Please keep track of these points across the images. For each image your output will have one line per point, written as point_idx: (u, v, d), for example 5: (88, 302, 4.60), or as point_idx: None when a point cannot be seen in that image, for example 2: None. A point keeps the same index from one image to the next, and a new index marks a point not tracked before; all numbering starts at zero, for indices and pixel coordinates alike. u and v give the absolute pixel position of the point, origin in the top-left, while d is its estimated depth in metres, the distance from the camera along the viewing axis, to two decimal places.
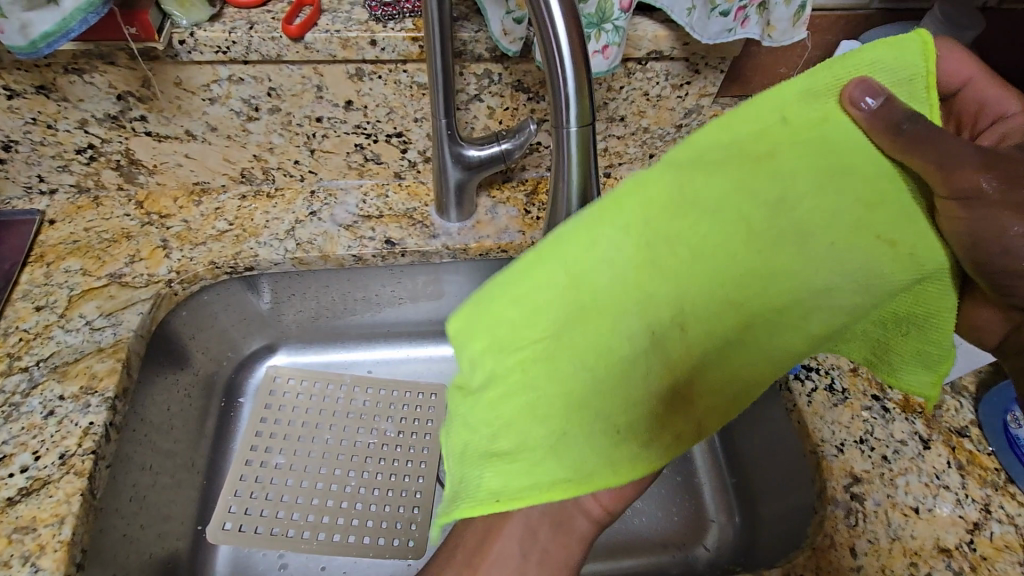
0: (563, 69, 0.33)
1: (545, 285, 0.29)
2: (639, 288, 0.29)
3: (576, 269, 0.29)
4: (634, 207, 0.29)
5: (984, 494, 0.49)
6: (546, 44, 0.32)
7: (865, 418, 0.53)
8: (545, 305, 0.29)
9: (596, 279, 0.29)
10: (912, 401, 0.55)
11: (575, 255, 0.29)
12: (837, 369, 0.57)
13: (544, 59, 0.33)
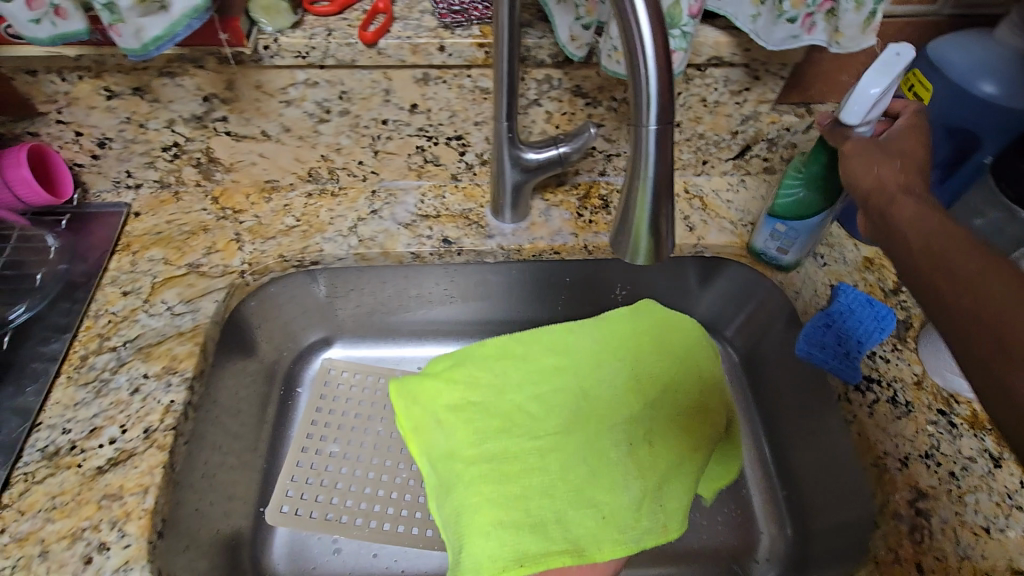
0: (642, 45, 0.33)
1: (499, 380, 0.66)
2: (565, 412, 0.64)
3: (508, 405, 0.64)
4: (553, 389, 0.65)
5: None
6: (625, 23, 0.33)
7: (930, 433, 0.52)
8: (494, 406, 0.64)
9: (528, 406, 0.65)
10: (981, 417, 0.53)
11: (515, 402, 0.65)
12: (900, 381, 0.55)
13: (624, 37, 0.34)
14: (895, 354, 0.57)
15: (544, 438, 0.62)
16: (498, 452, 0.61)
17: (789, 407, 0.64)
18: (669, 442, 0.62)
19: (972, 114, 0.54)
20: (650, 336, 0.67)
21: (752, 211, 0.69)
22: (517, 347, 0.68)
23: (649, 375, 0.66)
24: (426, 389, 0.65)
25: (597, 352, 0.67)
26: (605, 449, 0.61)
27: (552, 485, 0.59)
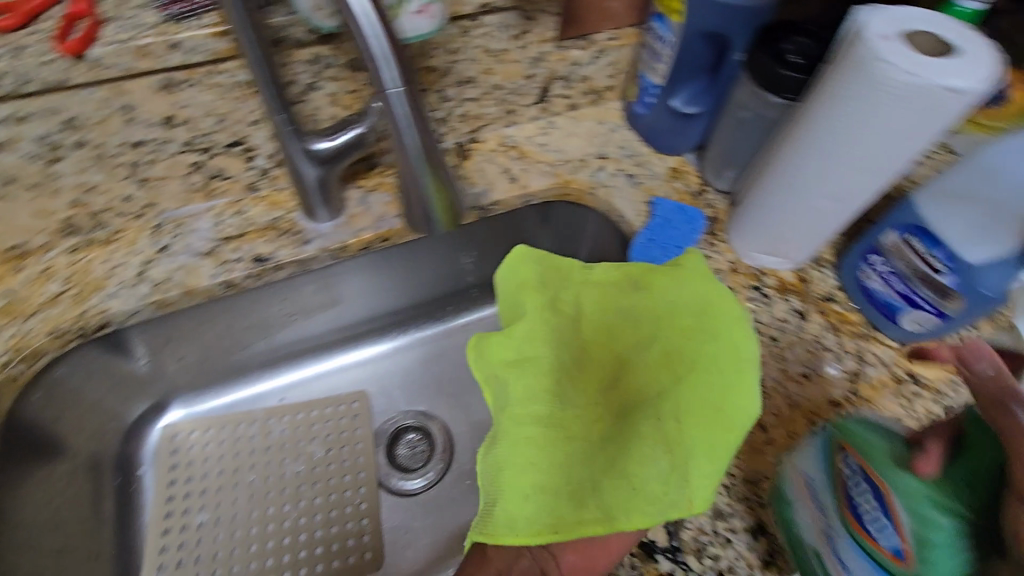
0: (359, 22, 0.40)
1: (536, 341, 0.54)
2: (597, 379, 0.51)
3: (534, 360, 0.53)
4: (581, 354, 0.53)
5: (856, 345, 0.58)
6: None
7: (751, 308, 0.60)
8: (533, 360, 0.53)
9: (553, 364, 0.52)
10: (786, 282, 0.62)
11: (537, 365, 0.52)
12: (719, 272, 0.62)
13: None
14: (712, 248, 0.64)
15: (584, 410, 0.50)
16: (549, 414, 0.49)
17: None
18: (703, 412, 0.44)
19: (718, 18, 0.57)
20: (688, 307, 0.51)
21: (566, 148, 0.71)
22: (569, 303, 0.57)
23: (684, 350, 0.48)
24: (494, 341, 0.54)
25: (638, 324, 0.53)
26: (635, 424, 0.46)
27: (580, 458, 0.46)
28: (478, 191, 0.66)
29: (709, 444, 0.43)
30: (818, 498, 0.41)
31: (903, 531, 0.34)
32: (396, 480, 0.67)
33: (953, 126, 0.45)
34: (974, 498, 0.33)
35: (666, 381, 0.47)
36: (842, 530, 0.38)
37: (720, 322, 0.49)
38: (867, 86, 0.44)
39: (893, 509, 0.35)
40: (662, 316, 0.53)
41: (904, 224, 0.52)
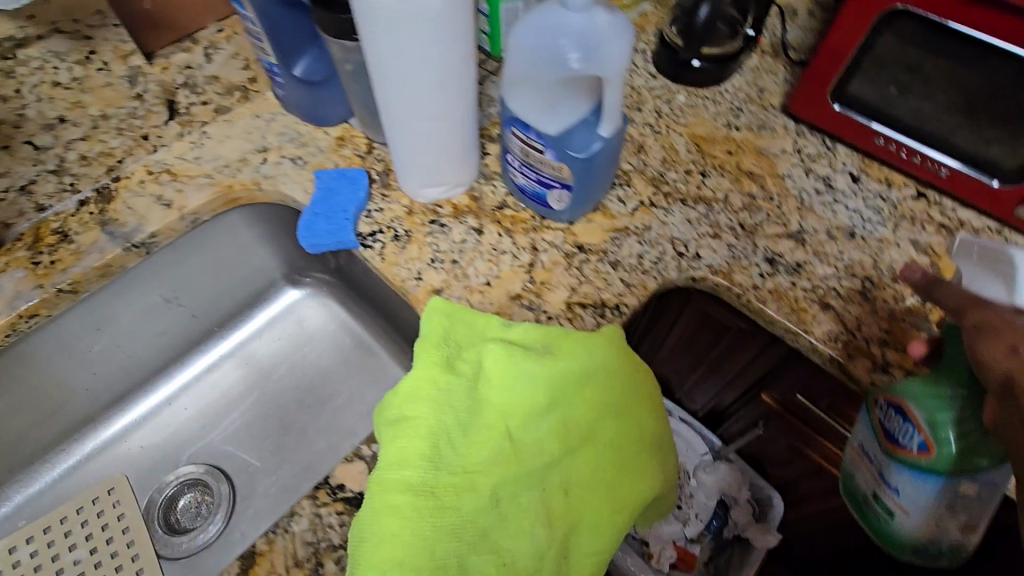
0: None
1: (438, 393, 0.50)
2: (505, 437, 0.48)
3: (436, 413, 0.50)
4: (478, 406, 0.50)
5: (529, 239, 0.63)
6: None
7: (429, 242, 0.62)
8: (450, 411, 0.50)
9: (457, 411, 0.50)
10: (460, 206, 0.65)
11: (472, 405, 0.50)
12: (396, 219, 0.64)
13: None
14: (385, 201, 0.65)
15: (461, 474, 0.47)
16: (420, 481, 0.47)
17: (358, 283, 0.74)
18: (592, 496, 0.49)
19: None
20: (592, 378, 0.52)
21: (222, 154, 0.68)
22: (467, 359, 0.52)
23: (576, 413, 0.50)
24: (395, 395, 0.51)
25: (532, 393, 0.50)
26: (515, 494, 0.47)
27: (463, 524, 0.45)
28: (129, 230, 0.62)
29: (582, 496, 0.49)
30: (869, 453, 0.55)
31: (920, 428, 0.48)
32: (180, 544, 0.67)
33: (463, 25, 0.47)
34: (950, 413, 0.47)
35: (568, 452, 0.49)
36: (887, 460, 0.52)
37: (620, 396, 0.52)
38: (366, 12, 0.45)
39: (910, 415, 0.49)
40: (563, 392, 0.51)
41: (507, 120, 0.56)
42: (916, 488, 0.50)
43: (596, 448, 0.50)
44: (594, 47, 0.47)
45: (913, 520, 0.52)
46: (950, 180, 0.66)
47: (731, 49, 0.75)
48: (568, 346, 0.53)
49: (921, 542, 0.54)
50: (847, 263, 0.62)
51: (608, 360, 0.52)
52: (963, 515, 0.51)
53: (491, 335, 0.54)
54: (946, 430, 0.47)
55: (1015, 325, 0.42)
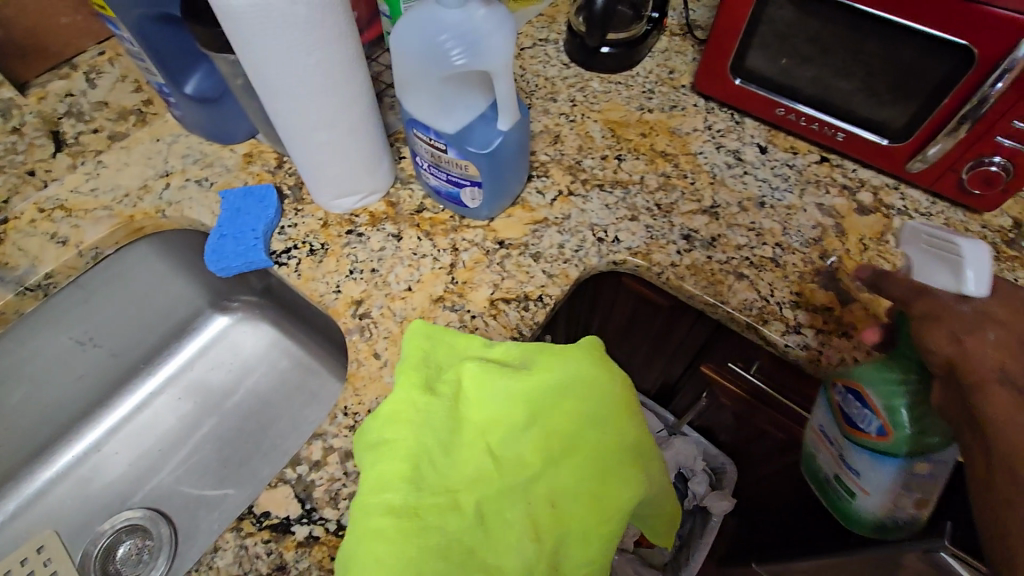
0: None
1: (418, 414, 0.48)
2: (488, 454, 0.46)
3: (417, 435, 0.46)
4: (459, 426, 0.48)
5: (448, 240, 0.62)
6: None
7: (347, 253, 0.61)
8: (430, 432, 0.47)
9: (440, 432, 0.47)
10: (376, 213, 0.64)
11: (454, 425, 0.48)
12: (311, 233, 0.62)
13: None
14: (298, 215, 0.63)
15: (445, 494, 0.45)
16: (402, 504, 0.44)
17: (285, 302, 0.72)
18: (581, 506, 0.45)
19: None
20: (573, 385, 0.49)
21: (121, 183, 0.64)
22: (446, 379, 0.50)
23: (557, 423, 0.48)
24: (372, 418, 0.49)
25: (509, 409, 0.48)
26: (500, 510, 0.45)
27: (448, 545, 0.42)
28: (22, 273, 0.58)
29: (571, 507, 0.45)
30: (830, 436, 0.57)
31: (878, 413, 0.50)
32: None
33: (335, 27, 0.46)
34: (906, 393, 0.48)
35: (553, 463, 0.46)
36: (846, 442, 0.54)
37: (601, 400, 0.49)
38: (228, 22, 0.43)
39: (867, 400, 0.50)
40: (545, 403, 0.48)
41: (406, 121, 0.55)
42: (873, 468, 0.52)
43: (583, 457, 0.47)
44: (472, 41, 0.46)
45: (872, 498, 0.54)
46: (847, 143, 0.69)
47: (636, 32, 0.77)
48: (546, 357, 0.50)
49: (882, 519, 0.57)
50: (758, 230, 0.64)
51: (588, 366, 0.50)
52: (917, 492, 0.53)
53: (468, 355, 0.52)
54: (900, 413, 0.48)
55: (957, 311, 0.43)
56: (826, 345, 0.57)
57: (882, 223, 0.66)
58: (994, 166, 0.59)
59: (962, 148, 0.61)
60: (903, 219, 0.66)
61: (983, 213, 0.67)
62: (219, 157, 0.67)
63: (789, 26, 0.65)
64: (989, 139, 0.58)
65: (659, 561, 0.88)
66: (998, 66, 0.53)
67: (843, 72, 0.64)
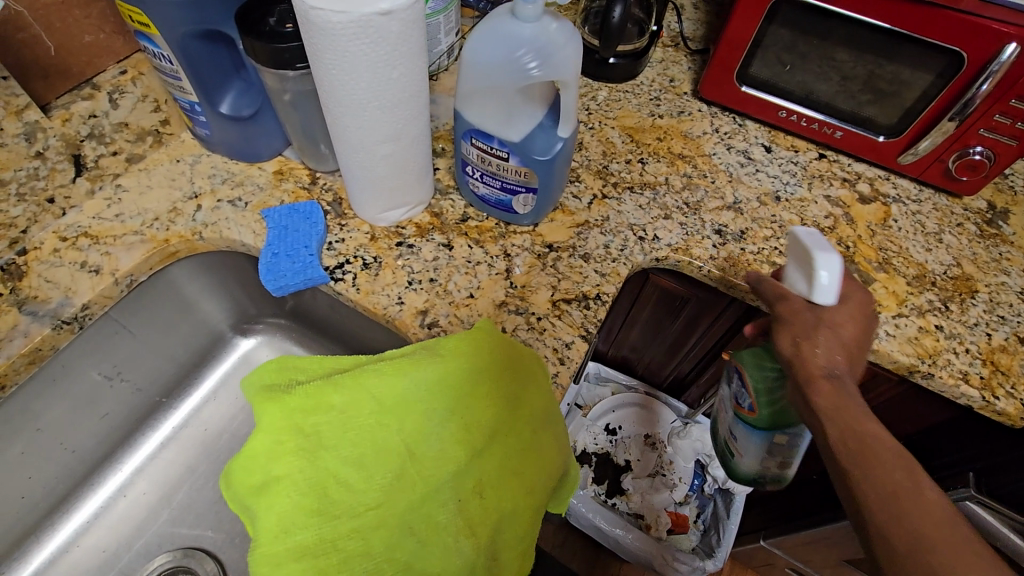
0: None
1: (302, 447, 0.48)
2: (393, 463, 0.48)
3: (307, 469, 0.47)
4: (351, 444, 0.48)
5: (499, 246, 0.64)
6: None
7: (402, 265, 0.61)
8: (321, 461, 0.47)
9: (335, 457, 0.48)
10: (423, 224, 0.64)
11: (350, 441, 0.48)
12: (361, 247, 0.61)
13: None
14: (345, 230, 0.62)
15: (364, 513, 0.46)
16: (315, 540, 0.45)
17: (320, 321, 0.70)
18: (508, 489, 0.48)
19: (195, 18, 0.51)
20: (475, 377, 0.50)
21: (148, 207, 0.61)
22: (336, 389, 0.50)
23: (468, 415, 0.49)
24: (254, 457, 0.48)
25: (413, 411, 0.49)
26: (426, 512, 0.46)
27: (380, 562, 0.45)
28: (55, 306, 0.54)
29: (498, 495, 0.47)
30: (723, 407, 0.65)
31: (749, 393, 0.57)
32: None
33: (418, 42, 0.47)
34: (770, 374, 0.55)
35: (474, 458, 0.48)
36: (732, 419, 0.61)
37: (509, 384, 0.50)
38: (320, 36, 0.43)
39: (744, 380, 0.58)
40: (445, 401, 0.50)
41: (464, 131, 0.57)
42: (746, 436, 0.60)
43: (498, 442, 0.49)
44: (547, 54, 0.49)
45: (747, 459, 0.62)
46: (843, 140, 0.76)
47: (641, 45, 0.81)
48: (437, 353, 0.52)
49: (759, 476, 0.64)
50: (780, 223, 0.70)
51: (484, 356, 0.51)
52: (780, 456, 0.61)
53: (352, 369, 0.53)
54: (764, 394, 0.56)
55: (804, 318, 0.50)
56: None
57: (883, 210, 0.73)
58: (977, 155, 0.68)
59: (949, 141, 0.69)
60: (899, 206, 0.74)
61: (964, 198, 0.75)
62: (252, 176, 0.66)
63: (781, 36, 0.71)
64: (973, 132, 0.67)
65: (688, 546, 0.93)
66: (985, 68, 0.61)
67: (824, 76, 0.73)
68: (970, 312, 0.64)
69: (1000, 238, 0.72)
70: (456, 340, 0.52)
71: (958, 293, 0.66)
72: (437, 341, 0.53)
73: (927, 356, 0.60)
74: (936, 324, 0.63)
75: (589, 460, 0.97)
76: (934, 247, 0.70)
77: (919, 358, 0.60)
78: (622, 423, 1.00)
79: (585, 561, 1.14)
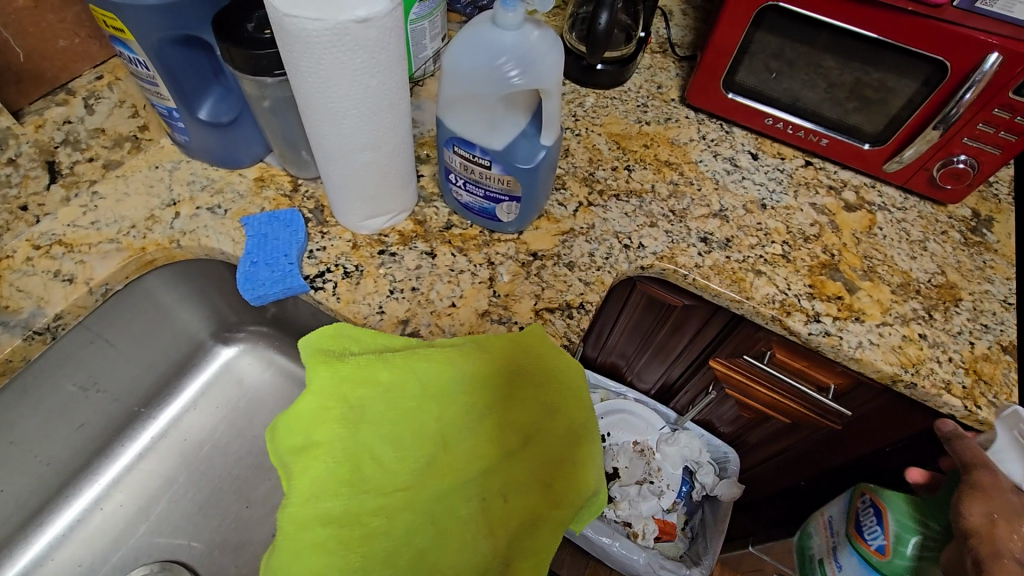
0: None
1: (345, 417, 0.47)
2: (429, 451, 0.47)
3: (346, 440, 0.47)
4: (390, 426, 0.48)
5: (483, 255, 0.63)
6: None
7: (383, 274, 0.60)
8: (361, 436, 0.47)
9: (375, 433, 0.47)
10: (406, 232, 0.64)
11: (392, 421, 0.48)
12: (343, 255, 0.61)
13: None
14: (326, 238, 0.62)
15: (391, 497, 0.46)
16: (341, 513, 0.45)
17: (302, 329, 0.69)
18: (537, 497, 0.46)
19: (172, 23, 0.50)
20: (520, 372, 0.50)
21: (124, 214, 0.60)
22: (386, 367, 0.49)
23: (509, 413, 0.49)
24: (298, 415, 0.47)
25: (456, 402, 0.49)
26: (449, 505, 0.46)
27: (395, 550, 0.44)
28: (26, 316, 0.53)
29: (524, 503, 0.46)
30: (834, 531, 0.82)
31: (886, 534, 0.72)
32: None
33: (397, 49, 0.46)
34: (914, 537, 0.70)
35: (507, 456, 0.47)
36: (846, 544, 0.79)
37: (556, 390, 0.49)
38: (296, 42, 0.42)
39: (885, 520, 0.72)
40: (490, 394, 0.49)
41: (446, 139, 0.56)
42: (858, 569, 0.76)
43: (536, 447, 0.47)
44: (530, 62, 0.48)
45: None
46: (829, 148, 0.76)
47: (628, 51, 0.81)
48: (490, 348, 0.51)
49: None
50: (766, 231, 0.70)
51: (537, 354, 0.51)
52: None
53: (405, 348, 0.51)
54: (904, 543, 0.70)
55: None
56: (843, 330, 0.62)
57: (867, 218, 0.73)
58: (961, 163, 0.68)
59: (933, 150, 0.69)
60: (884, 214, 0.74)
61: (947, 206, 0.75)
62: (232, 183, 0.65)
63: (768, 43, 0.71)
64: (957, 141, 0.67)
65: (675, 553, 0.94)
66: (968, 78, 0.61)
67: (810, 84, 0.73)
68: (954, 320, 0.64)
69: (984, 246, 0.72)
70: (508, 338, 0.52)
71: (942, 301, 0.66)
72: (491, 336, 0.52)
73: (911, 365, 0.60)
74: (920, 332, 0.63)
75: None
76: (918, 255, 0.70)
77: (903, 367, 0.60)
78: (610, 429, 0.98)
79: (572, 568, 1.13)
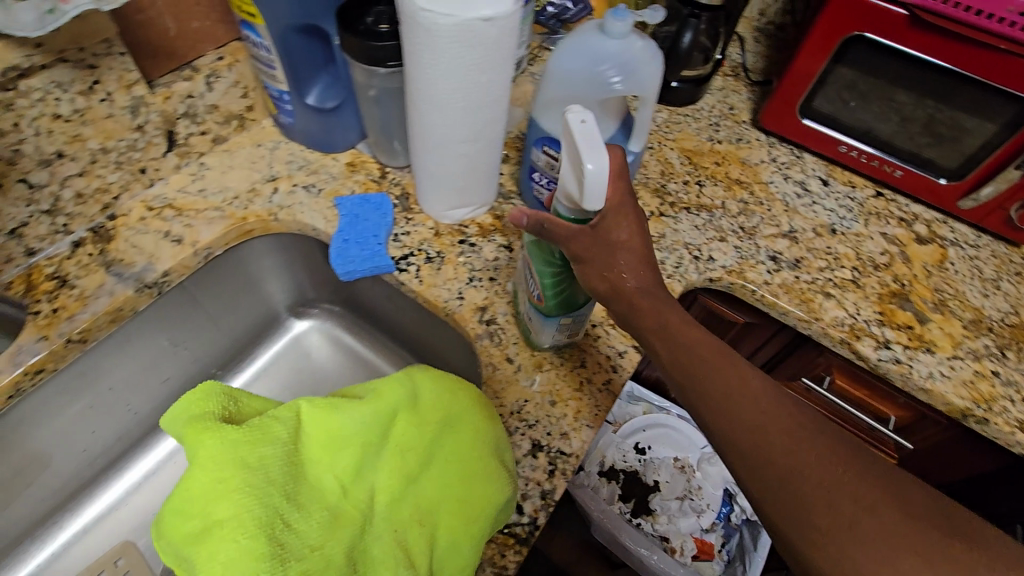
0: None
1: (244, 478, 0.42)
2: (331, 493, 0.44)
3: (250, 501, 0.41)
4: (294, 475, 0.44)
5: None
6: None
7: (463, 262, 0.62)
8: (264, 496, 0.42)
9: (278, 488, 0.43)
10: (485, 225, 0.66)
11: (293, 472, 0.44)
12: (425, 241, 0.64)
13: None
14: (410, 223, 0.65)
15: (310, 553, 0.41)
16: None
17: (374, 309, 0.72)
18: (442, 514, 0.45)
19: (301, 12, 0.55)
20: (421, 404, 0.49)
21: (228, 185, 0.64)
22: (280, 421, 0.46)
23: (403, 442, 0.48)
24: (190, 493, 0.41)
25: (351, 442, 0.46)
26: (365, 547, 0.43)
27: None
28: (139, 270, 0.57)
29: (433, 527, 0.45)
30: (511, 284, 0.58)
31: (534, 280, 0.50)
32: None
33: (510, 49, 0.49)
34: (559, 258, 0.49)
35: (402, 492, 0.46)
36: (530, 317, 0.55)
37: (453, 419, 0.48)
38: (424, 35, 0.46)
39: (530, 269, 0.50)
40: (382, 428, 0.48)
41: (536, 138, 0.58)
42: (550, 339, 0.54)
43: (438, 472, 0.47)
44: (632, 70, 0.51)
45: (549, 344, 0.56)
46: (903, 179, 0.76)
47: (705, 72, 0.83)
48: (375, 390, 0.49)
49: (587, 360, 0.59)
50: (835, 255, 0.70)
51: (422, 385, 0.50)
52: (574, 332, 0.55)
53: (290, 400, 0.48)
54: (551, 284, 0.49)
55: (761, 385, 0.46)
56: (913, 359, 0.62)
57: (939, 252, 0.73)
58: None
59: (1013, 189, 0.69)
60: (957, 249, 0.74)
61: None
62: (327, 165, 0.69)
63: (844, 75, 0.73)
64: None
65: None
66: None
67: (883, 117, 0.74)
68: None
69: None
70: (391, 379, 0.51)
71: (1015, 340, 0.65)
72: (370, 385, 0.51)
73: (983, 401, 0.60)
74: (993, 369, 0.62)
75: (617, 477, 0.96)
76: (991, 293, 0.69)
77: (974, 402, 0.59)
78: (651, 443, 0.99)
79: None
